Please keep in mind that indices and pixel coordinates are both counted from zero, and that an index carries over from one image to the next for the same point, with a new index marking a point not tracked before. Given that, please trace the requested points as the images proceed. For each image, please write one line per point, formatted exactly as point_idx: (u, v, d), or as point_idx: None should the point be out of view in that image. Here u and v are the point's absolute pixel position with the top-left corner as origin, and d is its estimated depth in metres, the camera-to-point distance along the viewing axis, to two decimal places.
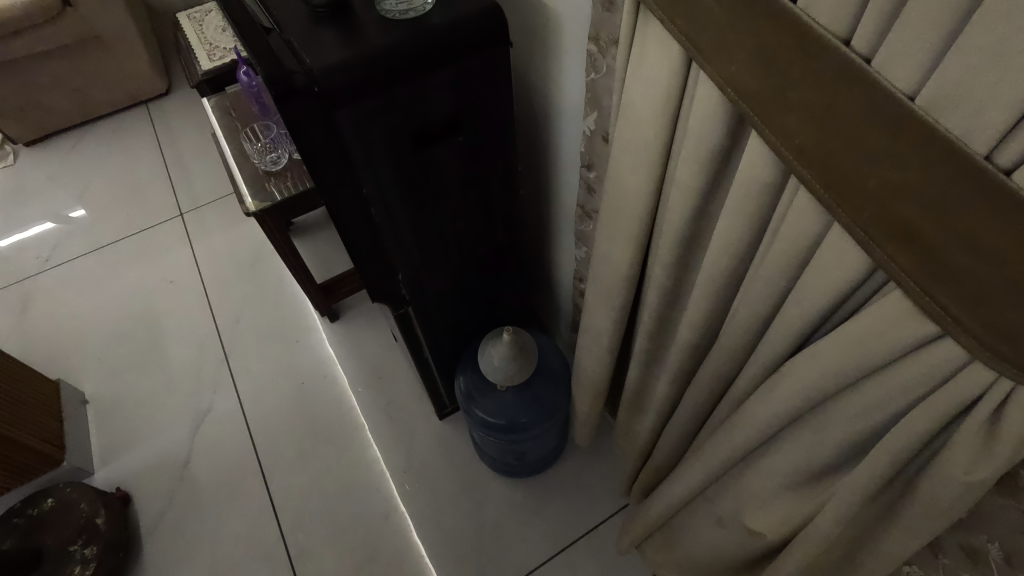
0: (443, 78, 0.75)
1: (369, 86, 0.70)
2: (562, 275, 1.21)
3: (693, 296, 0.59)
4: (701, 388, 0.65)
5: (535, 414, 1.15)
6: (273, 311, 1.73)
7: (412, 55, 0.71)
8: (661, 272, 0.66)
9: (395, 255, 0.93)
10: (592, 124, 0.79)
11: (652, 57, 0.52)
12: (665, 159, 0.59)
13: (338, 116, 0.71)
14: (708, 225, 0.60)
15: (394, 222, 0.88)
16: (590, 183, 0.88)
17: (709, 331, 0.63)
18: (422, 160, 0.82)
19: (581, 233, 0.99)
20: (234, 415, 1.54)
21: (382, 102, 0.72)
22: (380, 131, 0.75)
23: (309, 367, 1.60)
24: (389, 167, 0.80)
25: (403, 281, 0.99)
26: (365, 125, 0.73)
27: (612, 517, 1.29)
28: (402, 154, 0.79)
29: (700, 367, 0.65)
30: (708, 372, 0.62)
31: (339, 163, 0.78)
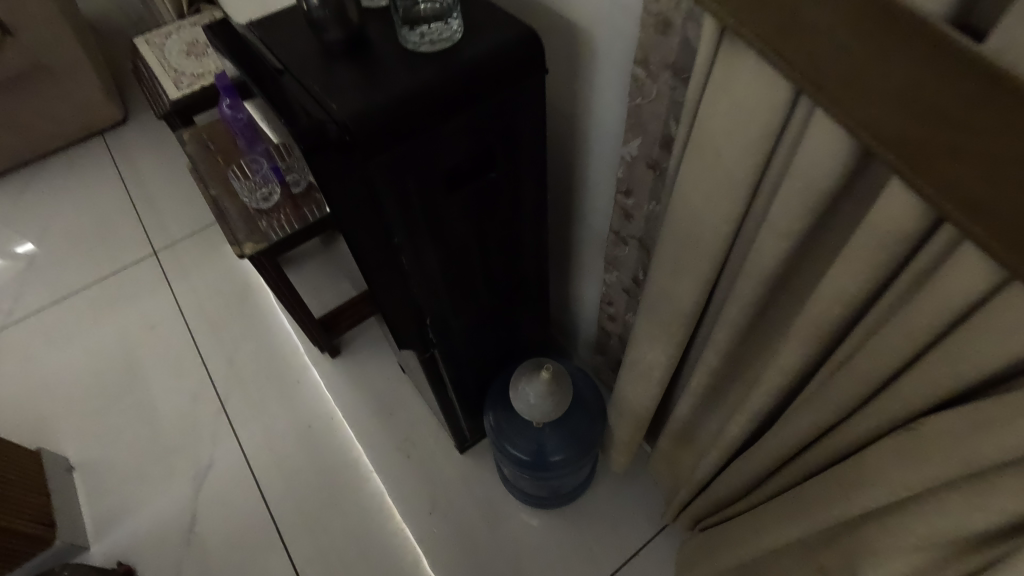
0: (478, 114, 0.68)
1: (405, 132, 0.63)
2: (585, 298, 1.16)
3: (788, 340, 0.55)
4: (793, 433, 0.61)
5: (573, 447, 1.10)
6: (269, 350, 1.63)
7: (449, 94, 0.64)
8: (738, 311, 0.62)
9: (423, 303, 0.86)
10: (636, 149, 0.75)
11: (745, 94, 0.48)
12: (749, 198, 0.54)
13: (371, 168, 0.64)
14: (798, 263, 0.55)
15: (424, 270, 0.81)
16: (627, 209, 0.84)
17: (802, 374, 0.58)
18: (454, 201, 0.76)
19: (613, 257, 0.95)
20: (239, 468, 1.44)
21: (417, 146, 0.66)
22: (414, 176, 0.68)
23: (314, 409, 1.51)
24: (423, 214, 0.73)
25: (432, 326, 0.93)
26: (398, 173, 0.66)
27: (653, 539, 1.24)
28: (436, 197, 0.73)
29: (788, 411, 0.61)
30: (804, 420, 0.58)
31: (370, 215, 0.71)
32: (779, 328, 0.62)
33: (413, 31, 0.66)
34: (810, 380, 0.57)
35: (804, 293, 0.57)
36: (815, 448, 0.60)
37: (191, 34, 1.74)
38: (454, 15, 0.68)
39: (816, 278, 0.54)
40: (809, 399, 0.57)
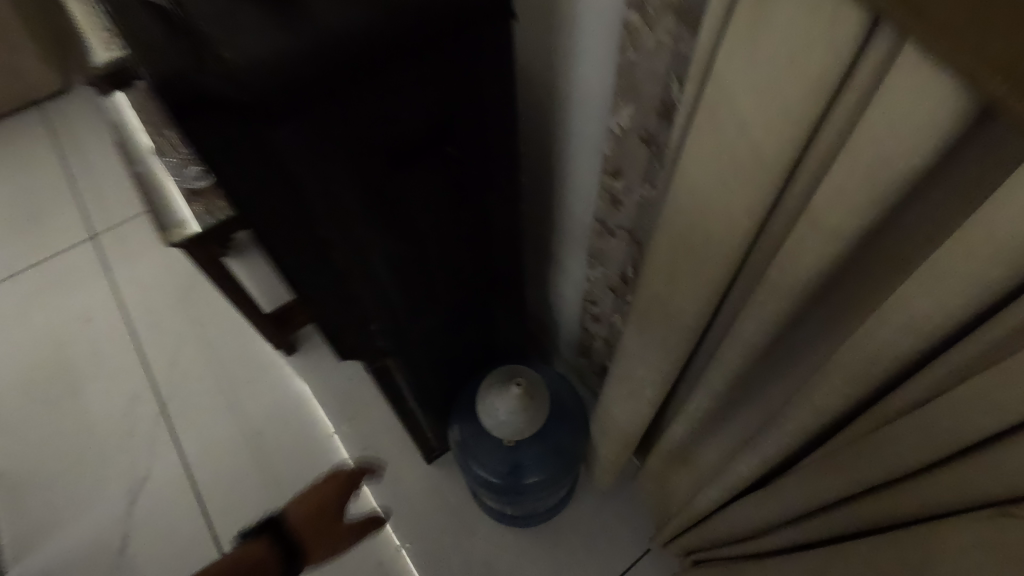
0: (422, 71, 0.52)
1: (326, 95, 0.49)
2: (565, 295, 1.02)
3: (834, 369, 0.42)
4: (850, 481, 0.50)
5: (549, 464, 0.97)
6: (216, 346, 1.46)
7: (379, 42, 0.48)
8: (756, 328, 0.48)
9: (360, 299, 0.72)
10: (626, 119, 0.60)
11: (787, 33, 0.33)
12: (782, 184, 0.40)
13: (269, 134, 0.50)
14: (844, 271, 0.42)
15: (361, 262, 0.67)
16: (616, 195, 0.70)
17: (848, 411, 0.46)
18: (405, 183, 0.62)
19: (598, 250, 0.81)
20: (179, 481, 1.30)
21: (343, 113, 0.51)
22: (342, 149, 0.54)
23: (266, 414, 1.36)
24: (360, 198, 0.59)
25: (380, 329, 0.79)
26: (315, 143, 0.52)
27: (640, 561, 1.12)
28: (371, 177, 0.58)
29: (836, 453, 0.49)
30: (868, 466, 0.47)
31: (284, 195, 0.56)
32: (815, 347, 0.49)
33: None
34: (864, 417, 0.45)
35: (857, 310, 0.43)
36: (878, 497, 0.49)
37: None
38: None
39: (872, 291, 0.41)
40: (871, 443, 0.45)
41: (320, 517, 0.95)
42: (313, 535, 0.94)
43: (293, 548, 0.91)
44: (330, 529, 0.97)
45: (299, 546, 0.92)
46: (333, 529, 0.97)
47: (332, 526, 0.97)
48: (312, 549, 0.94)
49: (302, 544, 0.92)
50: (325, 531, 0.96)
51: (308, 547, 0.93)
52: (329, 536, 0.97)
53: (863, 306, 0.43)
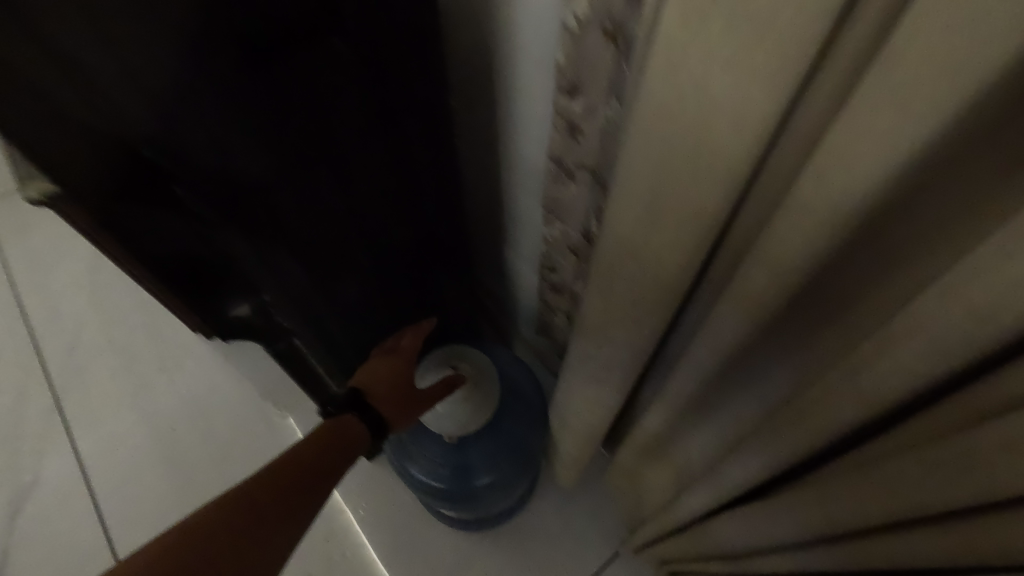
0: None
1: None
2: (522, 260, 0.86)
3: (936, 316, 0.28)
4: (920, 498, 0.35)
5: (501, 463, 0.83)
6: (121, 328, 1.26)
7: None
8: (789, 265, 0.33)
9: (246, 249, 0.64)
10: (585, 2, 0.43)
11: None
12: (833, 34, 0.25)
13: (67, 37, 0.40)
14: (931, 172, 0.27)
15: (236, 208, 0.57)
16: (574, 120, 0.53)
17: (942, 384, 0.32)
18: (288, 105, 0.48)
19: (554, 200, 0.65)
20: (73, 484, 1.12)
21: (166, 13, 0.40)
22: (167, 31, 0.41)
23: (178, 407, 1.18)
24: (221, 128, 0.49)
25: (277, 286, 0.68)
26: (139, 54, 0.42)
27: (610, 566, 0.98)
28: (220, 75, 0.44)
29: (906, 453, 0.35)
30: (958, 481, 0.32)
31: (117, 120, 0.47)
32: (859, 294, 0.35)
33: None
34: (978, 397, 0.31)
35: (950, 226, 0.29)
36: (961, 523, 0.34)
37: None
38: None
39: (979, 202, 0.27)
40: (976, 443, 0.30)
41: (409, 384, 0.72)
42: (403, 405, 0.70)
43: (381, 422, 0.68)
44: (426, 397, 0.72)
45: (387, 419, 0.68)
46: (428, 398, 0.72)
47: (427, 392, 0.72)
48: (403, 418, 0.70)
49: (387, 415, 0.69)
50: (415, 398, 0.71)
51: (397, 417, 0.69)
52: (426, 404, 0.72)
53: (963, 217, 0.28)
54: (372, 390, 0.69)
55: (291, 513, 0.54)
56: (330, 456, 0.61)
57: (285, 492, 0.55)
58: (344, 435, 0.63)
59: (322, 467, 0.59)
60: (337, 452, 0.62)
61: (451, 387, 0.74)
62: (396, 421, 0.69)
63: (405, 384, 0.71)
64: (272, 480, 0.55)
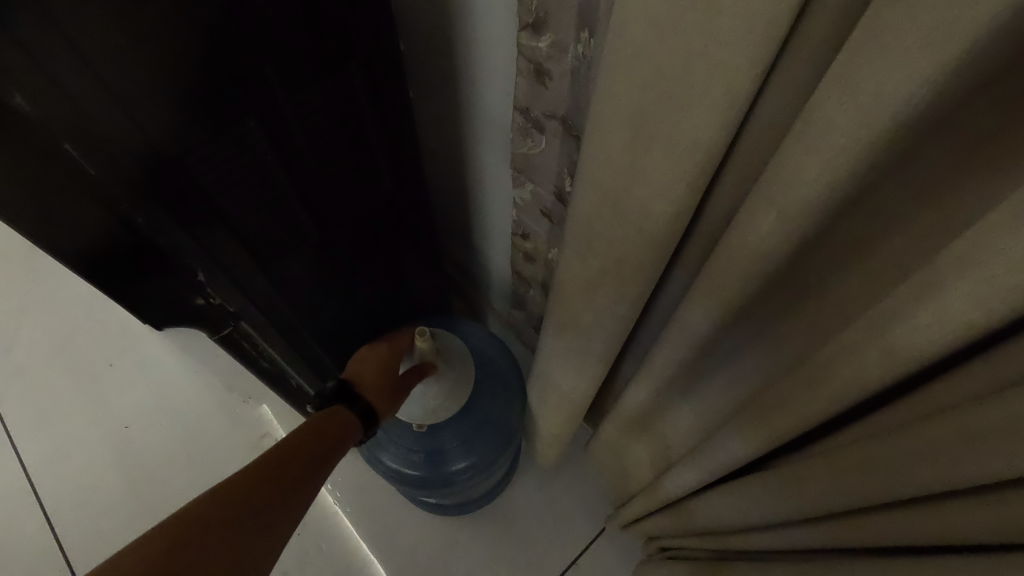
0: None
1: None
2: (491, 229, 0.81)
3: (989, 254, 0.22)
4: (943, 475, 0.30)
5: (480, 444, 0.78)
6: (63, 324, 1.16)
7: None
8: (802, 208, 0.27)
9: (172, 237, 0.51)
10: None
11: None
12: None
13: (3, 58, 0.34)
14: (998, 68, 0.20)
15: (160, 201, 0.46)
16: (540, 62, 0.47)
17: (988, 334, 0.26)
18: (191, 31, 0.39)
19: (522, 158, 0.59)
20: (19, 493, 1.04)
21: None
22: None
23: (132, 403, 1.10)
24: (111, 76, 0.38)
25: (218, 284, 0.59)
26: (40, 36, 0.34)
27: (597, 542, 0.95)
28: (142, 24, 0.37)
29: (930, 418, 0.30)
30: (1003, 448, 0.27)
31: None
32: (877, 234, 0.29)
33: None
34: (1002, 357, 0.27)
35: (999, 139, 0.23)
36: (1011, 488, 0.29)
37: None
38: None
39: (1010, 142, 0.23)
40: None
41: (395, 370, 0.69)
42: (387, 392, 0.67)
43: (370, 410, 0.66)
44: (406, 381, 0.68)
45: (375, 406, 0.66)
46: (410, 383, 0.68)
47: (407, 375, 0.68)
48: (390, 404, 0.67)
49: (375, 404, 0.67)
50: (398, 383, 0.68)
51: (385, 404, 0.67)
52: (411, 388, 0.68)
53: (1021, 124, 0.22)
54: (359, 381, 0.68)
55: (285, 506, 0.53)
56: (322, 446, 0.60)
57: (278, 482, 0.54)
58: (331, 428, 0.63)
59: (315, 458, 0.58)
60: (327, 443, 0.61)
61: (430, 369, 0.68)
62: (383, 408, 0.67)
63: (390, 369, 0.69)
64: (263, 472, 0.54)
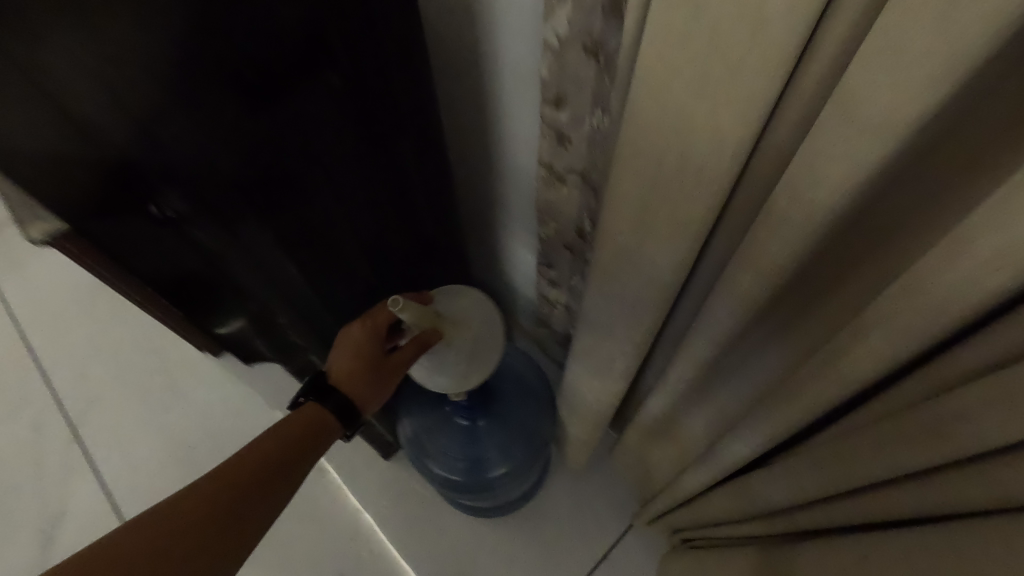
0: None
1: (199, 103, 0.42)
2: (517, 258, 0.90)
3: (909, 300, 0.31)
4: (895, 463, 0.40)
5: (515, 450, 0.87)
6: (127, 355, 1.28)
7: None
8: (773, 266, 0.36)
9: (245, 269, 0.60)
10: (564, 22, 0.46)
11: None
12: (781, 90, 0.29)
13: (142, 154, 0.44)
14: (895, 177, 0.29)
15: (247, 255, 0.58)
16: (562, 130, 0.56)
17: (915, 356, 0.35)
18: (287, 133, 0.47)
19: (545, 203, 0.68)
20: (102, 510, 1.14)
21: (221, 119, 0.43)
22: (210, 125, 0.43)
23: (195, 425, 1.21)
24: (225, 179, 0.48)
25: (287, 322, 0.70)
26: (177, 150, 0.45)
27: (625, 537, 1.03)
28: (251, 141, 0.46)
29: (885, 420, 0.39)
30: (941, 444, 0.35)
31: (87, 147, 0.43)
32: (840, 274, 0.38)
33: None
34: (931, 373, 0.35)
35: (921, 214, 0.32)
36: (948, 472, 0.37)
37: None
38: None
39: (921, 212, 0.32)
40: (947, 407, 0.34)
41: (373, 351, 0.64)
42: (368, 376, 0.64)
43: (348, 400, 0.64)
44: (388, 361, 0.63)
45: (355, 392, 0.64)
46: (392, 364, 0.64)
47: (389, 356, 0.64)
48: (381, 389, 0.65)
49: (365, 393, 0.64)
50: (391, 367, 0.64)
51: (378, 390, 0.65)
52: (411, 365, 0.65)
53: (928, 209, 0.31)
54: (340, 373, 0.64)
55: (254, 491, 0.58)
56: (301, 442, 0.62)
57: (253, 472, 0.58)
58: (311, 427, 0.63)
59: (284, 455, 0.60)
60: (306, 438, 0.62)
61: (420, 342, 0.64)
62: (377, 392, 0.65)
63: (367, 352, 0.64)
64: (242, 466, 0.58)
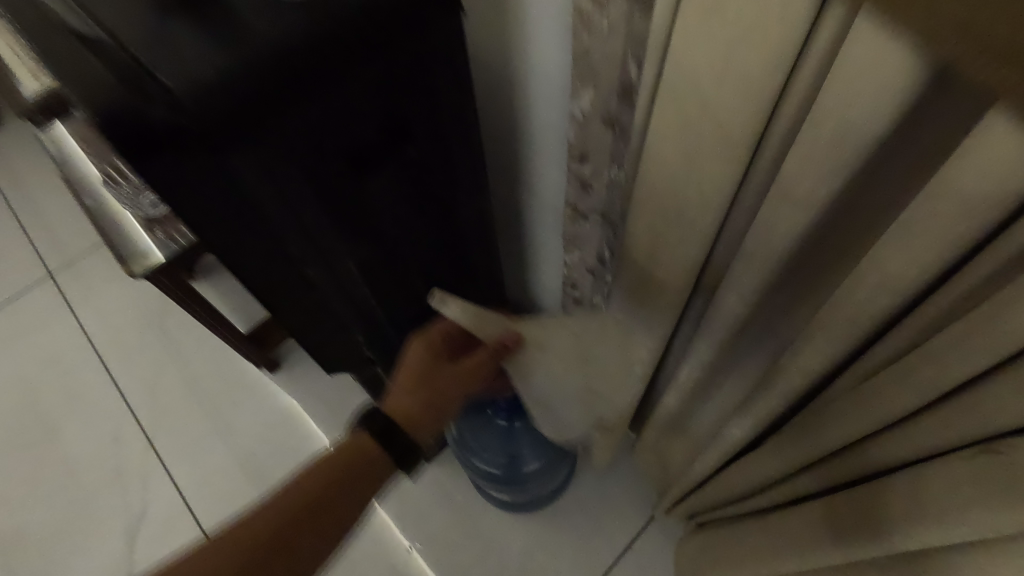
0: (360, 85, 0.51)
1: (309, 168, 0.53)
2: (546, 279, 1.03)
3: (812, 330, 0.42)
4: (819, 447, 0.50)
5: (549, 449, 0.99)
6: (194, 371, 1.43)
7: (309, 67, 0.47)
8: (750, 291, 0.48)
9: (331, 290, 0.70)
10: (587, 102, 0.59)
11: (737, 13, 0.33)
12: (746, 169, 0.42)
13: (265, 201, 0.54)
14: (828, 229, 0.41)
15: (335, 282, 0.69)
16: (585, 179, 0.69)
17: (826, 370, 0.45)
18: (364, 188, 0.60)
19: (571, 235, 0.81)
20: (177, 509, 1.28)
21: (322, 179, 0.55)
22: (312, 183, 0.55)
23: (257, 433, 1.34)
24: (321, 223, 0.60)
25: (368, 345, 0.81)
26: (292, 200, 0.56)
27: (647, 529, 1.14)
28: (339, 192, 0.58)
29: (812, 417, 0.50)
30: (843, 431, 0.46)
31: (218, 191, 0.53)
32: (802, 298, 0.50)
33: None
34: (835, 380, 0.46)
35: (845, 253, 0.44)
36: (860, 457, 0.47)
37: None
38: None
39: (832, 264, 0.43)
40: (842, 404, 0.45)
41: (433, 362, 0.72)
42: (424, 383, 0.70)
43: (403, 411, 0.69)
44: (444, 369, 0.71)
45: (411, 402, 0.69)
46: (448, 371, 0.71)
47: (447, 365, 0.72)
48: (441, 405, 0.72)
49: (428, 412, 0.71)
50: (456, 380, 0.71)
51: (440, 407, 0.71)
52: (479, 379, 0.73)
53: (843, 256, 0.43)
54: (406, 401, 0.69)
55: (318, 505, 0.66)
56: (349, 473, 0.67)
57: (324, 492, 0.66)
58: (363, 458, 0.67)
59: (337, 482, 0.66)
60: (356, 472, 0.66)
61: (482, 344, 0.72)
62: (439, 411, 0.71)
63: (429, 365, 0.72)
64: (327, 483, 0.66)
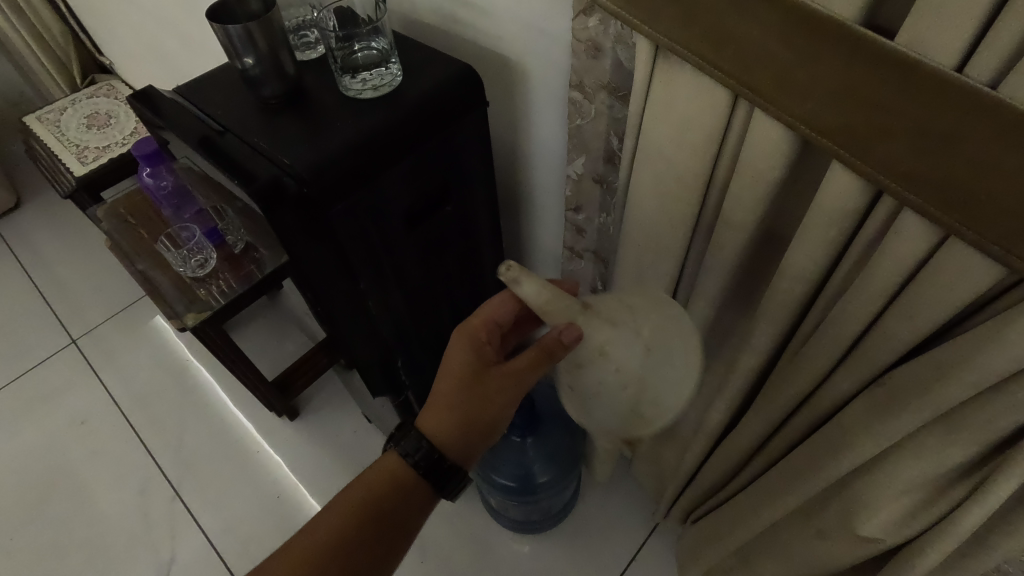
0: (416, 156, 0.68)
1: (379, 219, 0.69)
2: None
3: (761, 317, 0.59)
4: (769, 413, 0.66)
5: (555, 471, 1.08)
6: (217, 426, 1.52)
7: (386, 144, 0.64)
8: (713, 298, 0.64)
9: (387, 333, 0.82)
10: (581, 166, 0.78)
11: (684, 106, 0.52)
12: (701, 206, 0.59)
13: (353, 250, 0.68)
14: (761, 245, 0.59)
15: (388, 326, 0.81)
16: (580, 224, 0.87)
17: (775, 350, 0.62)
18: (411, 240, 0.76)
19: (569, 272, 0.98)
20: (205, 556, 1.33)
21: (385, 230, 0.71)
22: (380, 233, 0.70)
23: (278, 479, 1.43)
24: (384, 266, 0.74)
25: (407, 378, 0.93)
26: (367, 249, 0.70)
27: (653, 533, 1.19)
28: (397, 240, 0.74)
29: (764, 390, 0.65)
30: (782, 397, 0.62)
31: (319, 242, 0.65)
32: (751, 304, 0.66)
33: (352, 78, 0.67)
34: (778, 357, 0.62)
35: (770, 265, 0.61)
36: (797, 415, 0.63)
37: (90, 106, 1.66)
38: (393, 59, 0.69)
39: (765, 270, 0.62)
40: (782, 374, 0.61)
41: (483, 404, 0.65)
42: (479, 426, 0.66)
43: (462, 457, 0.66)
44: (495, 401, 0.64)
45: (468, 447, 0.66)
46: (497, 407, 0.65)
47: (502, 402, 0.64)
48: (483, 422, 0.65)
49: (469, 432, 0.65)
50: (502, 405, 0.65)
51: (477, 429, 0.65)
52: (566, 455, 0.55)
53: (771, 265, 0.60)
54: (438, 432, 0.64)
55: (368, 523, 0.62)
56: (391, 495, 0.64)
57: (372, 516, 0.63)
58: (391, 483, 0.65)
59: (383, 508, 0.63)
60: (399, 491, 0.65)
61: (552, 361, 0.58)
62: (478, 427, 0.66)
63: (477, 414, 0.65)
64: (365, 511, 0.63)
